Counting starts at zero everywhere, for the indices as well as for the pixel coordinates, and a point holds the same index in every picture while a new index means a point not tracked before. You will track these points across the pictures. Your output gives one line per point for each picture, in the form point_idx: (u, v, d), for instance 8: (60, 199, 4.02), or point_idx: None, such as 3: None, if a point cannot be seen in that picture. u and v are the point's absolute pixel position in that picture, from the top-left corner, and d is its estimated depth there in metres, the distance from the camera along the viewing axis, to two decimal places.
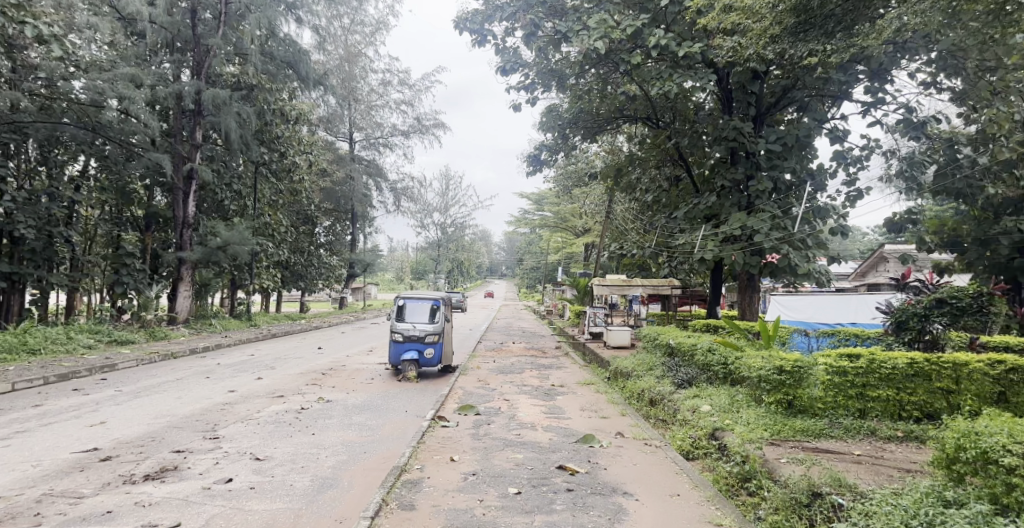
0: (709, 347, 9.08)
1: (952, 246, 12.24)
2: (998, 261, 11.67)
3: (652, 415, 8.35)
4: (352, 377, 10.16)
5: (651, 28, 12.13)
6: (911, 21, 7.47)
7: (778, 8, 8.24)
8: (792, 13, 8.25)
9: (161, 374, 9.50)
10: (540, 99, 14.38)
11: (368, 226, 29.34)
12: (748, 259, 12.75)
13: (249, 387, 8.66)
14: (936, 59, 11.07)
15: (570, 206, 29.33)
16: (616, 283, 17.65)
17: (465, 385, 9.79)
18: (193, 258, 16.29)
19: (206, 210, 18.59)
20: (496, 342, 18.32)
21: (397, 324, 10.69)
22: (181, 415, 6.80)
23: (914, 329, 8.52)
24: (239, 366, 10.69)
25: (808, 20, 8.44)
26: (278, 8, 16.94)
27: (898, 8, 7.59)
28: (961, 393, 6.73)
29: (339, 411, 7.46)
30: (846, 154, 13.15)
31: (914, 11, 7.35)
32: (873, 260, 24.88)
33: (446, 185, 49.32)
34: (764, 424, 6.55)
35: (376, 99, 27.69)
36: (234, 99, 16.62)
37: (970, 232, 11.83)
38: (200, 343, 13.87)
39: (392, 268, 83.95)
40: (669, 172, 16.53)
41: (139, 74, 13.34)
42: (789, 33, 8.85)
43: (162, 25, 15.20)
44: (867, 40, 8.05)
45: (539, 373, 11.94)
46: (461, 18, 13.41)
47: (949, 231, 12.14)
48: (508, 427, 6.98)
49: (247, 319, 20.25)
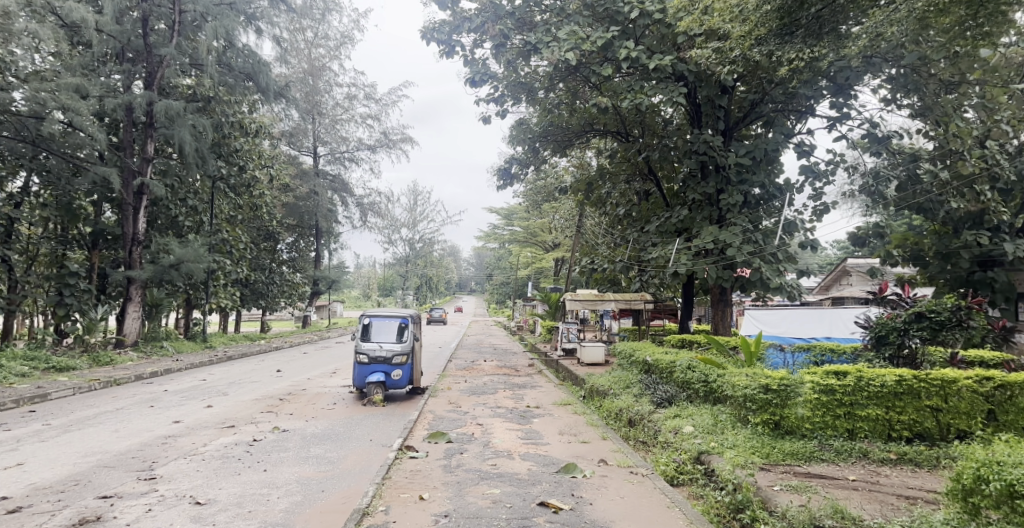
0: (688, 364, 8.76)
1: (914, 259, 12.64)
2: (959, 274, 12.14)
3: (631, 437, 7.98)
4: (312, 403, 9.54)
5: (622, 41, 11.87)
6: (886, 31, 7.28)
7: (764, 9, 7.78)
8: (777, 14, 7.80)
9: (100, 405, 8.75)
10: (509, 112, 14.04)
11: (333, 242, 28.60)
12: (720, 273, 12.55)
13: (196, 417, 7.99)
14: (898, 75, 11.11)
15: (539, 222, 29.19)
16: (588, 298, 17.36)
17: (435, 408, 9.27)
18: (143, 276, 15.48)
19: (161, 227, 17.73)
20: (467, 361, 17.83)
21: (362, 344, 10.13)
22: (115, 452, 6.16)
23: (892, 344, 8.38)
24: (189, 394, 9.97)
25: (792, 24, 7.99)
26: (236, 17, 16.35)
27: (867, 23, 7.60)
28: (950, 412, 6.48)
29: (295, 442, 6.88)
30: (813, 168, 13.11)
31: (891, 21, 7.17)
32: (835, 274, 25.21)
33: (413, 201, 48.92)
34: (752, 447, 6.24)
35: (341, 114, 27.00)
36: (188, 111, 15.92)
37: (932, 247, 12.21)
38: (148, 368, 13.04)
39: (358, 285, 83.01)
40: (639, 187, 16.37)
41: (84, 85, 12.61)
42: (775, 35, 8.23)
43: (110, 33, 14.44)
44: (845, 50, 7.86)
45: (512, 393, 11.47)
46: (428, 28, 12.96)
47: (911, 245, 12.57)
48: (481, 456, 6.50)
49: (202, 340, 19.31)
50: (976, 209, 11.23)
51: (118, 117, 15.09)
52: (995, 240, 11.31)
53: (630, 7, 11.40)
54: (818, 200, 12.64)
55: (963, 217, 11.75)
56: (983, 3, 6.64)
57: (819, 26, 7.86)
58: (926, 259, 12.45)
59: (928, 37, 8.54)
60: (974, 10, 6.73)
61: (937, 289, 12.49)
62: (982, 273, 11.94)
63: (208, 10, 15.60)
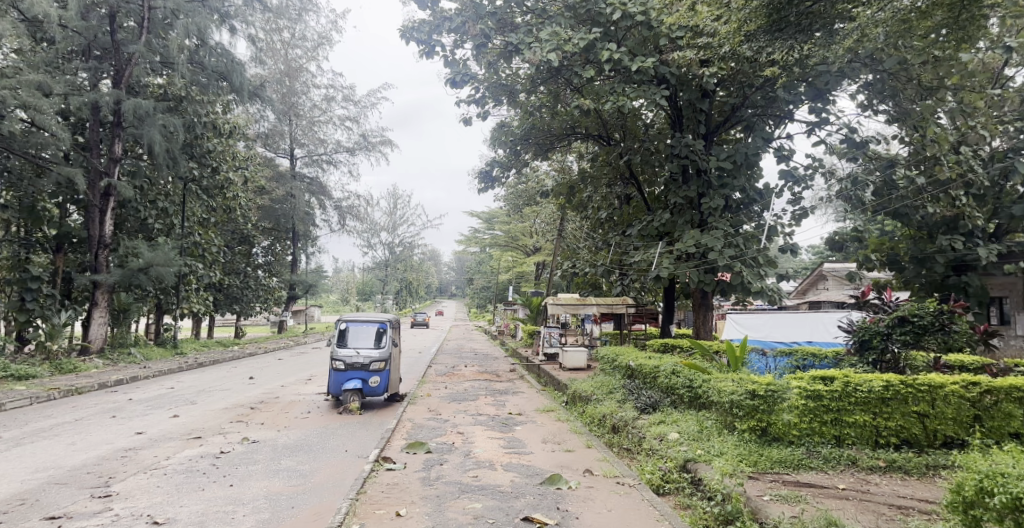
0: (673, 369, 8.61)
1: (892, 264, 12.90)
2: (934, 278, 12.36)
3: (614, 444, 7.82)
4: (285, 411, 9.23)
5: (604, 42, 11.72)
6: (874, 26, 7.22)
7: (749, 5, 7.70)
8: (766, 11, 7.73)
9: (57, 415, 8.37)
10: (490, 114, 13.83)
11: (310, 245, 28.15)
12: (702, 277, 12.47)
13: (160, 428, 7.66)
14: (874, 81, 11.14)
15: (520, 226, 29.10)
16: (569, 302, 17.17)
17: (414, 416, 9.03)
18: (111, 280, 15.05)
19: (129, 229, 17.22)
20: (447, 366, 17.57)
21: (338, 350, 9.81)
22: (68, 467, 5.83)
23: (877, 349, 8.15)
24: (155, 403, 9.60)
25: (780, 21, 7.86)
26: (210, 15, 15.98)
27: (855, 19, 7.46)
28: (937, 417, 6.35)
29: (266, 454, 6.60)
30: (792, 173, 13.08)
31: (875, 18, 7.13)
32: (812, 278, 25.42)
33: (393, 204, 48.57)
34: (738, 455, 6.10)
35: (319, 115, 26.59)
36: (159, 110, 15.48)
37: (907, 251, 12.40)
38: (114, 375, 12.59)
39: (337, 289, 82.11)
40: (620, 191, 16.31)
41: (47, 82, 12.21)
42: (765, 32, 8.15)
43: (75, 29, 13.97)
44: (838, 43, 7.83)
45: (493, 399, 11.24)
46: (408, 27, 12.71)
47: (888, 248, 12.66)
48: (462, 467, 6.27)
49: (173, 347, 18.80)
50: (951, 215, 11.54)
51: (84, 115, 14.64)
52: (969, 245, 11.56)
53: (612, 9, 11.16)
54: (797, 204, 12.61)
55: (938, 222, 12.01)
56: (964, 7, 6.67)
57: (807, 21, 7.84)
58: (903, 263, 12.72)
59: (912, 39, 8.51)
60: (955, 14, 6.77)
61: (912, 293, 12.69)
62: (956, 278, 12.17)
63: (180, 7, 15.18)
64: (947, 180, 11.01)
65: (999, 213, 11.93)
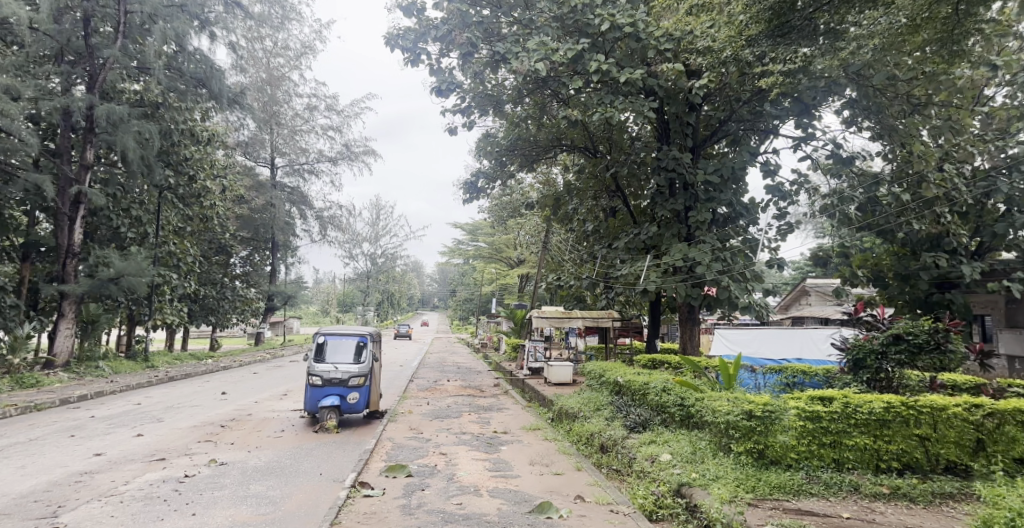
0: (663, 386, 8.31)
1: (876, 280, 12.77)
2: (917, 295, 12.26)
3: (603, 464, 7.52)
4: (257, 430, 8.80)
5: (592, 54, 11.36)
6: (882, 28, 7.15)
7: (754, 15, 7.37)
8: (771, 15, 7.18)
9: (13, 434, 8.09)
10: (475, 124, 13.58)
11: (290, 255, 27.62)
12: (689, 292, 12.26)
13: (121, 449, 7.39)
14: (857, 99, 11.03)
15: (504, 238, 28.96)
16: (555, 315, 16.79)
17: (394, 436, 8.63)
18: (80, 290, 14.57)
19: (100, 238, 16.67)
20: (430, 380, 17.16)
21: (316, 365, 9.40)
22: (16, 495, 5.63)
23: (871, 368, 7.82)
24: (119, 420, 9.20)
25: (785, 24, 7.34)
26: (189, 21, 15.54)
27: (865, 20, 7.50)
28: (939, 442, 6.05)
29: (233, 478, 6.25)
30: (779, 189, 12.95)
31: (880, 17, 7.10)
32: (795, 293, 25.41)
33: (376, 215, 48.27)
34: (735, 479, 5.82)
35: (301, 124, 26.21)
36: (134, 116, 15.04)
37: (892, 267, 12.30)
38: (78, 391, 12.08)
39: (318, 299, 81.19)
40: (605, 204, 16.21)
41: (15, 85, 11.91)
42: (767, 37, 7.77)
43: (46, 31, 13.58)
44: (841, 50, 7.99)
45: (477, 417, 10.86)
46: (393, 35, 12.43)
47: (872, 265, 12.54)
48: (445, 493, 5.93)
49: (144, 360, 18.16)
50: (937, 231, 11.43)
51: (55, 120, 14.26)
52: (952, 262, 11.44)
53: (600, 20, 10.81)
54: (782, 219, 12.46)
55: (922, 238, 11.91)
56: (960, 20, 6.44)
57: (811, 28, 7.37)
58: (887, 280, 12.61)
59: (899, 54, 8.45)
60: (950, 28, 6.51)
61: (897, 310, 12.58)
62: (939, 295, 12.05)
63: (158, 11, 14.77)
64: (932, 197, 10.97)
65: (980, 231, 11.73)
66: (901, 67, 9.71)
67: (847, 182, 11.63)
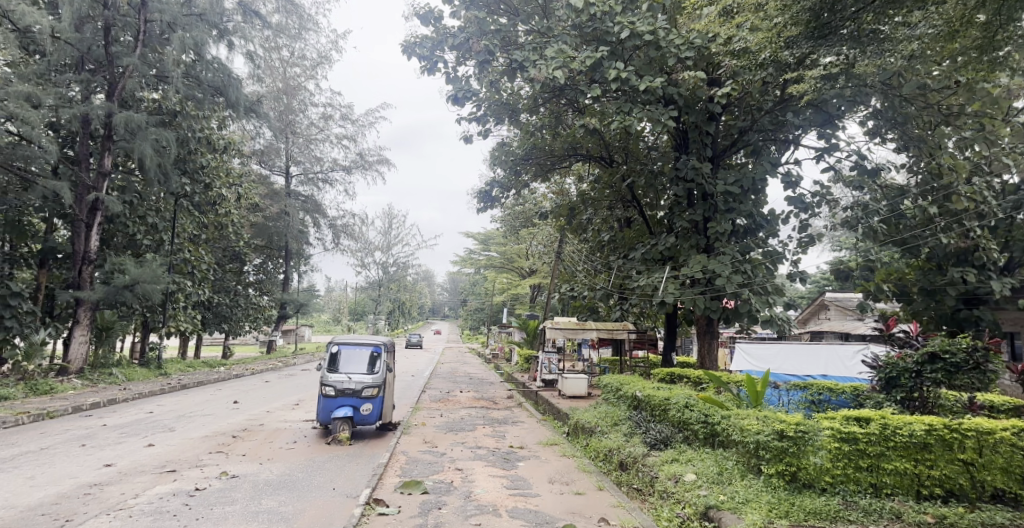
0: (686, 402, 8.03)
1: (900, 295, 12.37)
2: (944, 311, 11.85)
3: (623, 483, 7.25)
4: (269, 441, 8.61)
5: (610, 62, 11.04)
6: (924, 39, 6.87)
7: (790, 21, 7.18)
8: (808, 15, 7.04)
9: (23, 443, 7.96)
10: (491, 133, 13.42)
11: (302, 264, 27.60)
12: (708, 304, 11.94)
13: (131, 459, 7.22)
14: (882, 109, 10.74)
15: (517, 247, 28.80)
16: (568, 326, 16.51)
17: (407, 449, 8.41)
18: (95, 297, 14.54)
19: (117, 245, 16.67)
20: (441, 391, 16.88)
21: (329, 375, 9.21)
22: (23, 507, 5.48)
23: (905, 388, 7.48)
24: (131, 429, 9.05)
25: (823, 26, 7.18)
26: (208, 30, 15.54)
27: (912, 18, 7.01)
28: (985, 468, 5.72)
29: (244, 492, 6.07)
30: (800, 199, 12.63)
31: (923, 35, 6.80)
32: (813, 307, 24.97)
33: (389, 224, 48.34)
34: (768, 503, 5.56)
35: (316, 133, 26.27)
36: (151, 124, 15.04)
37: (917, 283, 11.93)
38: (90, 398, 11.98)
39: (329, 309, 81.26)
40: (621, 214, 15.66)
41: (36, 94, 12.00)
42: (807, 38, 7.46)
43: (68, 40, 13.68)
44: (872, 59, 7.68)
45: (491, 430, 10.59)
46: (410, 43, 12.33)
47: (896, 279, 12.21)
48: (463, 512, 5.71)
49: (157, 367, 18.09)
50: (966, 246, 11.02)
51: (74, 127, 14.29)
52: (981, 277, 10.98)
53: (619, 27, 10.60)
54: (804, 231, 12.10)
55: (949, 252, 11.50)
56: (1001, 27, 6.18)
57: (852, 33, 7.14)
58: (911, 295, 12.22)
59: (928, 61, 8.21)
60: (992, 34, 6.25)
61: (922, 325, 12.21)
62: (967, 311, 11.61)
63: (177, 20, 14.82)
64: (960, 211, 10.65)
65: (1010, 246, 11.33)
66: (932, 75, 9.42)
67: (872, 194, 11.33)
